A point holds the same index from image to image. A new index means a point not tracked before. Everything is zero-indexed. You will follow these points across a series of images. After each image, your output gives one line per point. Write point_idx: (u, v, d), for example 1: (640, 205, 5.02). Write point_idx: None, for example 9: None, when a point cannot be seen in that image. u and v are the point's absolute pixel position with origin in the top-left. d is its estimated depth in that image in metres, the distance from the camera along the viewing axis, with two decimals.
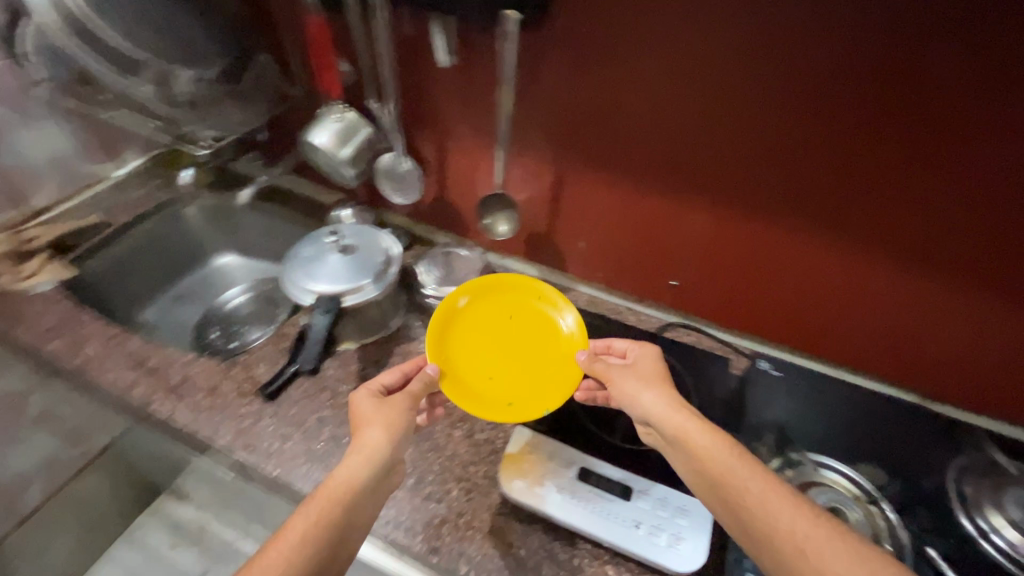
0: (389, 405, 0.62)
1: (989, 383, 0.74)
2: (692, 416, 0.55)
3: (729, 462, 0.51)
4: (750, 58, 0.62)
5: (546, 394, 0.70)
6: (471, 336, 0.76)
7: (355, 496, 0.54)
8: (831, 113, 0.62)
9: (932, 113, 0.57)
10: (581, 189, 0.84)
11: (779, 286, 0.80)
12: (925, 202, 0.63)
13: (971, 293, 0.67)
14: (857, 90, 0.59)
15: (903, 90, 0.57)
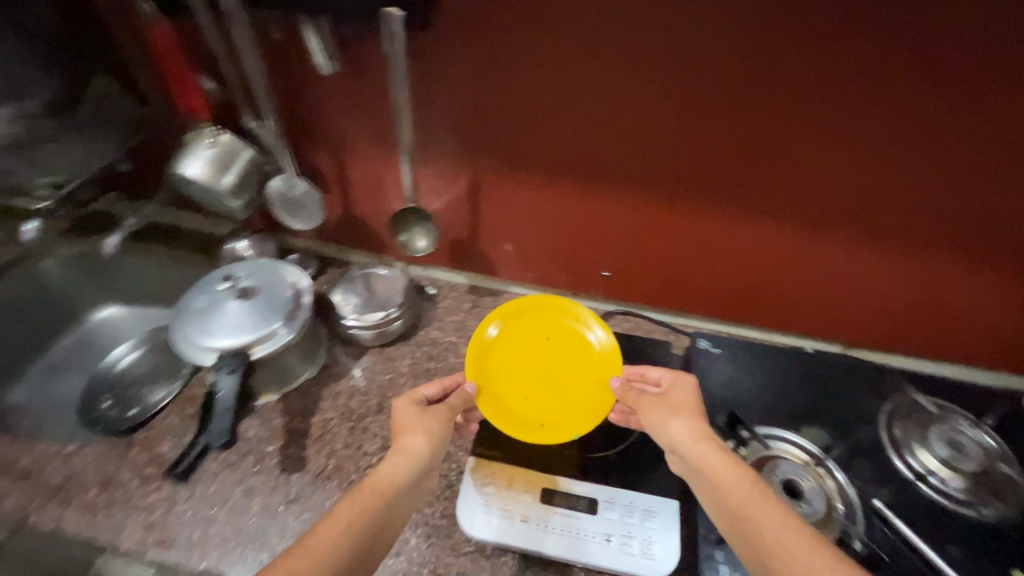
0: (433, 414, 0.61)
1: (897, 326, 0.81)
2: (716, 446, 0.54)
3: (747, 495, 0.50)
4: (668, 53, 0.59)
5: (581, 417, 0.68)
6: (506, 359, 0.71)
7: (395, 495, 0.54)
8: (752, 102, 0.61)
9: (844, 92, 0.58)
10: (500, 190, 0.79)
11: (709, 265, 0.81)
12: (843, 177, 0.65)
13: (881, 251, 0.72)
14: (774, 75, 0.58)
15: (817, 73, 0.57)
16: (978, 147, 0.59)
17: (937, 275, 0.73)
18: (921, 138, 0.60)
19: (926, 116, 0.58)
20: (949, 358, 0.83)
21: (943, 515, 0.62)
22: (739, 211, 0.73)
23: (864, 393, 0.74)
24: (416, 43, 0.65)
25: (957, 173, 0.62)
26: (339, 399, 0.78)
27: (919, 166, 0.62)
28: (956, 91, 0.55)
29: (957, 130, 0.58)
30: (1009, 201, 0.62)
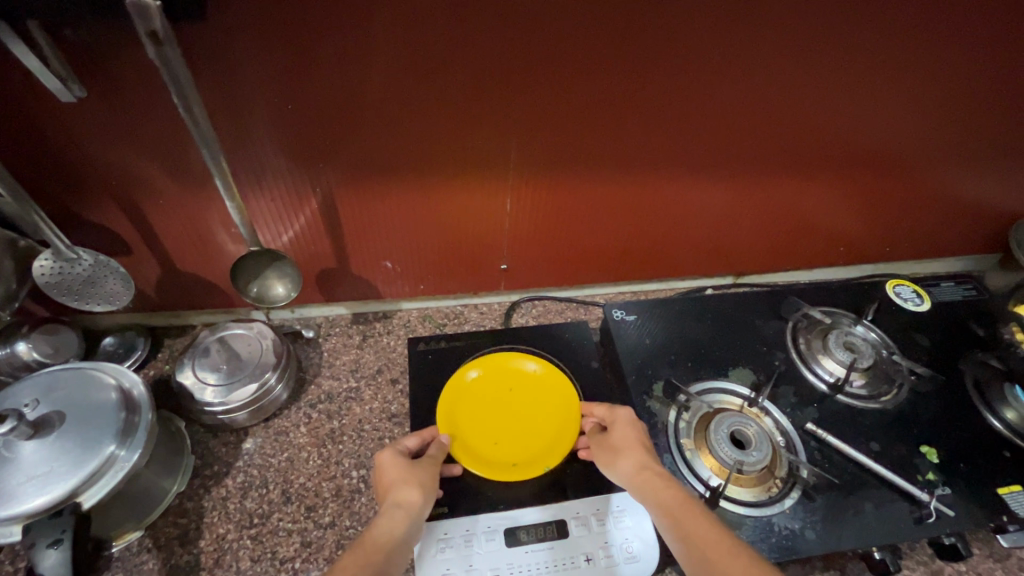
0: (422, 467, 0.55)
1: (774, 246, 0.87)
2: (658, 477, 0.52)
3: (682, 514, 0.48)
4: (522, 13, 0.50)
5: (550, 450, 0.62)
6: (473, 410, 0.65)
7: (397, 551, 0.46)
8: (621, 56, 0.55)
9: (710, 29, 0.54)
10: (361, 202, 0.66)
11: (605, 231, 0.78)
12: (717, 119, 0.64)
13: (755, 180, 0.74)
14: (642, 19, 0.52)
15: (683, 12, 0.52)
16: (828, 67, 0.60)
17: (799, 192, 0.78)
18: (781, 67, 0.59)
19: (783, 45, 0.57)
20: (816, 264, 0.92)
21: (860, 415, 0.67)
22: (623, 173, 0.69)
23: (769, 318, 0.77)
24: (190, 41, 0.47)
25: (811, 96, 0.63)
26: (228, 505, 0.62)
27: (780, 96, 0.63)
28: (807, 14, 0.54)
29: (809, 55, 0.58)
30: (852, 114, 0.66)
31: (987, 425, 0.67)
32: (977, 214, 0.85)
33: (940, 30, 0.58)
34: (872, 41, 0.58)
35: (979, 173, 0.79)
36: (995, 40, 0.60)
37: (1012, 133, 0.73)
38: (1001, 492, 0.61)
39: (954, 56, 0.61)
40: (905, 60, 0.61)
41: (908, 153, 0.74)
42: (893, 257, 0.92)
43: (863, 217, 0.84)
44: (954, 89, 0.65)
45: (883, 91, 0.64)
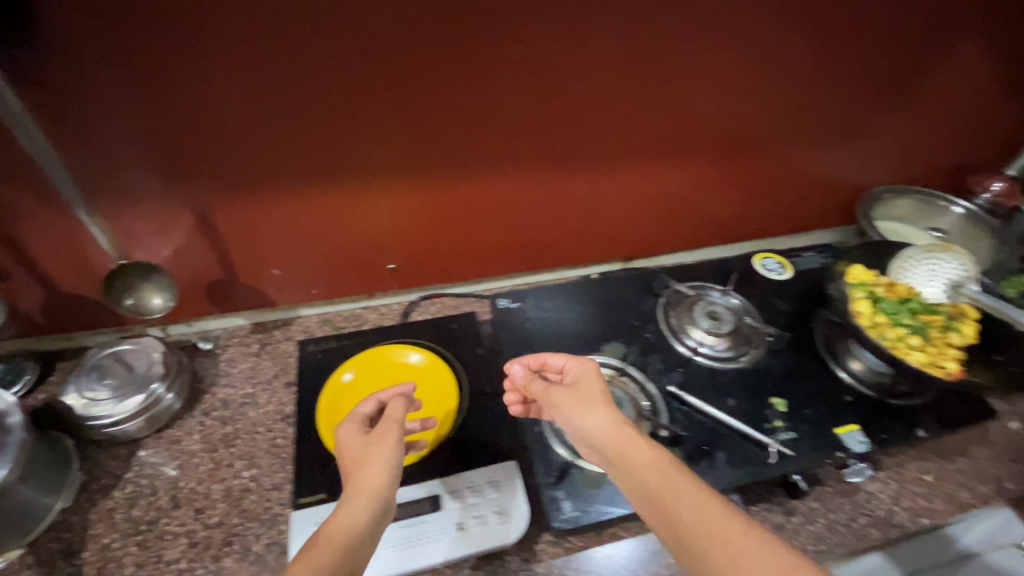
0: (378, 437, 0.53)
1: (653, 231, 0.93)
2: (634, 435, 0.51)
3: (658, 473, 0.47)
4: (344, 21, 0.55)
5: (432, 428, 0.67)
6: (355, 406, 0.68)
7: (354, 541, 0.44)
8: (450, 56, 0.61)
9: (522, 38, 0.61)
10: (236, 212, 0.68)
11: (486, 227, 0.82)
12: (560, 111, 0.70)
13: (615, 168, 0.80)
14: (457, 33, 0.59)
15: (493, 24, 0.59)
16: (646, 56, 0.67)
17: (661, 179, 0.84)
18: (602, 58, 0.66)
19: (596, 37, 0.64)
20: (698, 245, 0.98)
21: (720, 374, 0.73)
22: (488, 169, 0.74)
23: (644, 296, 0.82)
24: (22, 66, 0.50)
25: (640, 85, 0.70)
26: (114, 516, 0.63)
27: (611, 86, 0.69)
28: (607, 12, 0.62)
29: (625, 46, 0.65)
30: (681, 105, 0.74)
31: (831, 374, 0.75)
32: (828, 187, 0.94)
33: (731, 18, 0.66)
34: (677, 30, 0.66)
35: (817, 149, 0.87)
36: (783, 24, 0.69)
37: (830, 109, 0.81)
38: (837, 432, 0.68)
39: (755, 40, 0.69)
40: (711, 54, 0.69)
41: (748, 136, 0.82)
42: (767, 234, 1.00)
43: (727, 198, 0.91)
44: (765, 70, 0.73)
45: (703, 82, 0.72)
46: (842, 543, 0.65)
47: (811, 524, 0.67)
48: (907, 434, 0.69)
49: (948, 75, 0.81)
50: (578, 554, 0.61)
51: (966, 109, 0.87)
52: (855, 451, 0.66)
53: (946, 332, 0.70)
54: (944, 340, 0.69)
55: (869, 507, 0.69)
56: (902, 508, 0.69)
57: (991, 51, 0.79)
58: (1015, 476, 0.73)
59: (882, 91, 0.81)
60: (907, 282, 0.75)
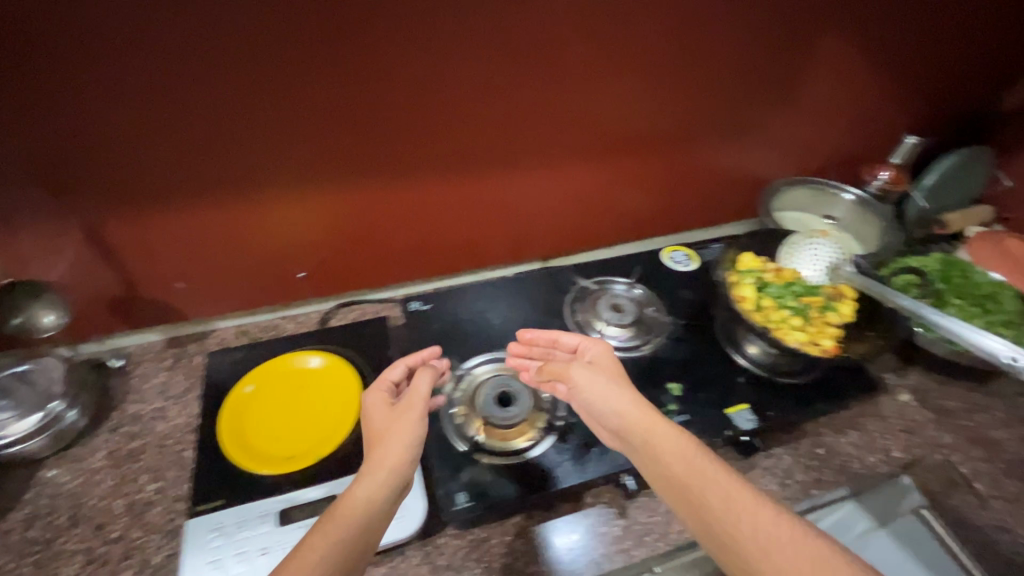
0: (401, 409, 0.59)
1: (567, 229, 0.96)
2: (663, 422, 0.56)
3: (686, 458, 0.52)
4: (207, 26, 0.57)
5: (335, 427, 0.68)
6: (258, 414, 0.69)
7: (372, 511, 0.50)
8: (325, 58, 0.63)
9: (396, 51, 0.65)
10: (132, 228, 0.69)
11: (395, 232, 0.84)
12: (447, 110, 0.73)
13: (516, 170, 0.83)
14: (330, 49, 0.62)
15: (364, 40, 0.63)
16: (523, 54, 0.70)
17: (565, 179, 0.88)
18: (480, 57, 0.69)
19: (470, 40, 0.67)
20: (615, 242, 1.01)
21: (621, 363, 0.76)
22: (386, 174, 0.76)
23: (553, 292, 0.85)
24: None
25: (522, 83, 0.73)
26: (11, 537, 0.63)
27: (493, 85, 0.72)
28: (476, 24, 0.66)
29: (498, 46, 0.69)
30: (568, 108, 0.78)
31: (726, 357, 0.78)
32: (729, 181, 0.98)
33: (599, 25, 0.71)
34: (548, 29, 0.69)
35: (712, 143, 0.92)
36: (650, 20, 0.73)
37: (716, 104, 0.86)
38: (728, 412, 0.71)
39: (627, 45, 0.74)
40: (586, 60, 0.74)
41: (641, 135, 0.86)
42: (681, 228, 1.04)
43: (634, 194, 0.94)
44: (643, 66, 0.77)
45: (584, 86, 0.77)
46: None
47: None
48: (795, 410, 0.73)
49: (820, 67, 0.87)
50: (479, 545, 0.63)
51: (844, 99, 0.92)
52: (744, 428, 0.69)
53: (826, 312, 0.75)
54: (822, 319, 0.74)
55: (763, 482, 0.72)
56: (794, 480, 0.73)
57: (855, 42, 0.85)
58: (901, 444, 0.78)
59: (761, 84, 0.86)
60: (794, 267, 0.80)
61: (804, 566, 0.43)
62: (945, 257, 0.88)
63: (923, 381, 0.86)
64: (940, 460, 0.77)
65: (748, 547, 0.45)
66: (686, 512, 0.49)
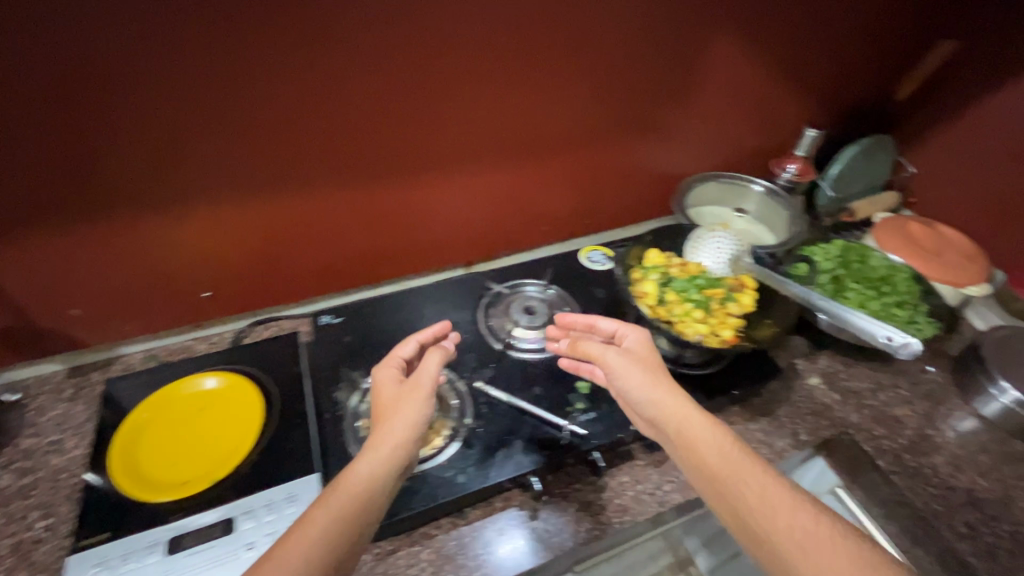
0: (411, 386, 0.60)
1: (485, 233, 0.96)
2: (702, 416, 0.56)
3: (725, 456, 0.53)
4: (47, 41, 0.53)
5: (233, 448, 0.66)
6: (153, 441, 0.66)
7: (373, 492, 0.50)
8: (190, 71, 0.60)
9: (276, 71, 0.64)
10: (11, 258, 0.67)
11: (304, 246, 0.83)
12: (337, 120, 0.71)
13: (423, 179, 0.83)
14: (206, 72, 0.61)
15: (240, 61, 0.62)
16: (408, 60, 0.69)
17: (476, 186, 0.88)
18: (362, 65, 0.68)
19: (356, 56, 0.67)
20: (536, 244, 1.02)
21: (531, 365, 0.76)
22: (282, 188, 0.75)
23: (467, 298, 0.85)
24: None
25: (413, 90, 0.72)
26: None
27: (382, 92, 0.71)
28: (359, 41, 0.65)
29: (380, 53, 0.67)
30: (469, 117, 0.78)
31: None
32: (643, 179, 1.01)
33: (489, 38, 0.72)
34: (431, 34, 0.68)
35: (620, 142, 0.93)
36: (538, 22, 0.73)
37: (620, 106, 0.88)
38: None
39: (521, 55, 0.75)
40: (480, 70, 0.74)
41: (549, 139, 0.87)
42: (602, 226, 1.05)
43: (548, 196, 0.95)
44: (538, 68, 0.78)
45: (483, 95, 0.77)
46: (644, 512, 0.68)
47: (619, 497, 0.69)
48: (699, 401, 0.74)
49: (718, 67, 0.89)
50: (386, 559, 0.62)
51: (745, 94, 0.95)
52: None
53: (726, 303, 0.76)
54: (723, 310, 0.75)
55: (676, 474, 0.72)
56: None
57: (747, 38, 0.87)
58: (809, 428, 0.80)
59: (660, 82, 0.88)
60: (697, 261, 0.82)
61: (843, 564, 0.45)
62: (845, 244, 0.91)
63: (831, 364, 0.89)
64: (846, 441, 0.79)
65: (787, 544, 0.47)
66: (724, 507, 0.51)
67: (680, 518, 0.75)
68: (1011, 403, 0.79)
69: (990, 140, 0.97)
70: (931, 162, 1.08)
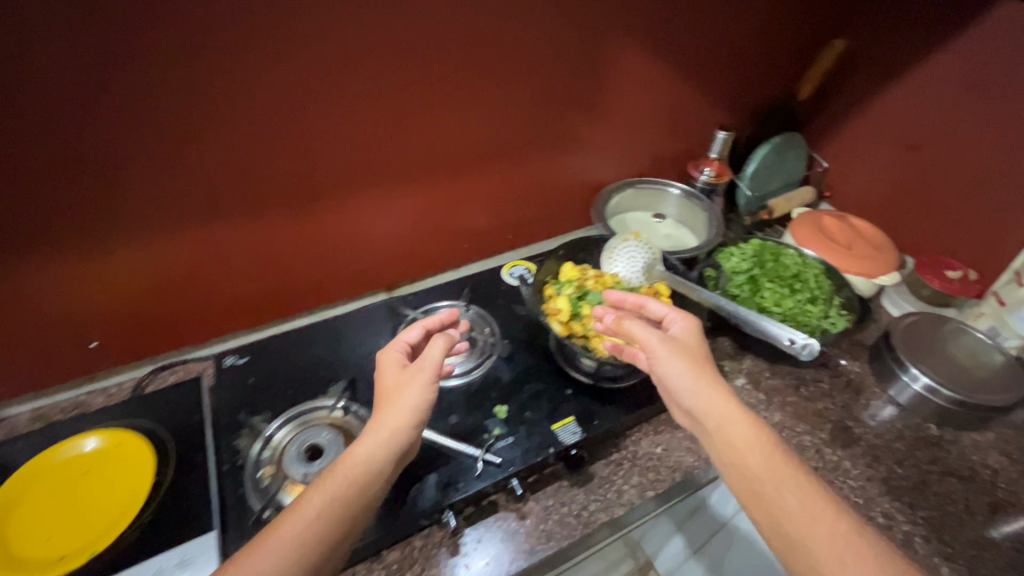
0: (411, 373, 0.57)
1: (403, 256, 0.93)
2: (747, 416, 0.54)
3: (768, 458, 0.51)
4: None
5: (119, 512, 0.60)
6: (24, 515, 0.60)
7: (368, 478, 0.51)
8: (30, 109, 0.53)
9: (146, 112, 0.58)
10: None
11: (204, 286, 0.78)
12: (222, 153, 0.66)
13: (330, 209, 0.79)
14: (61, 118, 0.55)
15: (101, 103, 0.56)
16: (296, 84, 0.65)
17: (388, 210, 0.85)
18: (244, 93, 0.63)
19: (239, 89, 0.62)
20: (459, 261, 1.00)
21: (449, 392, 0.74)
22: (166, 229, 0.69)
23: (384, 326, 0.82)
24: None
25: (307, 113, 0.68)
26: None
27: (271, 120, 0.66)
28: (240, 73, 0.61)
29: (263, 78, 0.62)
30: (372, 143, 0.75)
31: (559, 371, 0.78)
32: (563, 189, 1.00)
33: (386, 63, 0.68)
34: (318, 55, 0.64)
35: (536, 154, 0.92)
36: (437, 41, 0.70)
37: (533, 121, 0.87)
38: (554, 427, 0.70)
39: (423, 77, 0.72)
40: (378, 96, 0.71)
41: (461, 158, 0.85)
42: (525, 239, 1.04)
43: (466, 212, 0.93)
44: (441, 85, 0.74)
45: (386, 120, 0.74)
46: (569, 535, 0.66)
47: (544, 523, 0.67)
48: (621, 417, 0.73)
49: (629, 76, 0.89)
50: None
51: (658, 98, 0.95)
52: (567, 442, 0.69)
53: None
54: None
55: (602, 492, 0.71)
56: (631, 485, 0.72)
57: (655, 43, 0.87)
58: None
59: (571, 94, 0.87)
60: (612, 271, 0.81)
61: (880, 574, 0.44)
62: (761, 243, 0.93)
63: (756, 364, 0.89)
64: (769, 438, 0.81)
65: (822, 551, 0.46)
66: (758, 509, 0.49)
67: (611, 535, 0.73)
68: (921, 389, 0.82)
69: (896, 133, 1.01)
70: (843, 157, 1.12)
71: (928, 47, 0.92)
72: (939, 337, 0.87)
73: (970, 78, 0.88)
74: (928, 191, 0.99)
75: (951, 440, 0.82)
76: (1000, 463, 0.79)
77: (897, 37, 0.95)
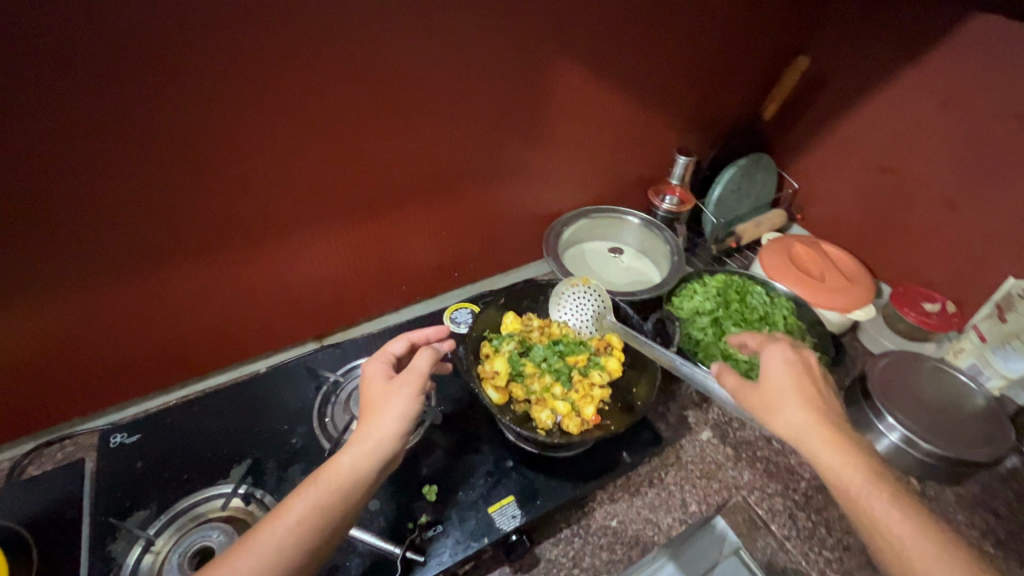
0: (404, 380, 0.52)
1: (329, 303, 0.83)
2: (851, 454, 0.48)
3: (881, 511, 0.45)
4: None
5: None
6: None
7: (357, 486, 0.47)
8: None
9: None
10: None
11: (89, 353, 0.67)
12: (78, 203, 0.54)
13: (236, 258, 0.69)
14: None
15: None
16: (169, 119, 0.54)
17: (310, 255, 0.75)
18: (97, 133, 0.51)
19: (98, 130, 0.51)
20: (398, 303, 0.91)
21: None
22: (20, 297, 0.57)
23: (305, 386, 0.73)
24: None
25: (192, 153, 0.57)
26: None
27: (143, 163, 0.55)
28: (97, 113, 0.50)
29: (127, 115, 0.51)
30: (280, 183, 0.65)
31: (500, 438, 0.69)
32: (512, 221, 0.92)
33: (290, 96, 0.58)
34: (198, 86, 0.53)
35: (479, 183, 0.82)
36: (351, 69, 0.60)
37: (472, 151, 0.77)
38: (490, 510, 0.62)
39: (337, 111, 0.62)
40: (283, 131, 0.61)
41: (389, 196, 0.75)
42: (471, 275, 0.96)
43: (403, 251, 0.84)
44: (360, 118, 0.65)
45: (295, 158, 0.64)
46: None
47: None
48: (566, 490, 0.65)
49: (580, 99, 0.81)
50: None
51: (613, 119, 0.87)
52: (505, 529, 0.60)
53: (589, 371, 0.67)
54: (585, 381, 0.65)
55: None
56: (582, 569, 0.63)
57: (607, 59, 0.78)
58: (700, 495, 0.71)
59: (516, 120, 0.78)
60: (560, 318, 0.75)
61: None
62: (726, 276, 0.86)
63: (723, 413, 0.81)
64: (739, 502, 0.73)
65: None
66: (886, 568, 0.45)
67: None
68: (899, 441, 0.74)
69: (869, 154, 0.94)
70: (812, 178, 1.05)
71: (903, 59, 0.84)
72: (916, 381, 0.80)
73: (947, 95, 0.81)
74: (903, 217, 0.92)
75: (933, 496, 0.75)
76: (987, 522, 0.73)
77: (871, 48, 0.88)
